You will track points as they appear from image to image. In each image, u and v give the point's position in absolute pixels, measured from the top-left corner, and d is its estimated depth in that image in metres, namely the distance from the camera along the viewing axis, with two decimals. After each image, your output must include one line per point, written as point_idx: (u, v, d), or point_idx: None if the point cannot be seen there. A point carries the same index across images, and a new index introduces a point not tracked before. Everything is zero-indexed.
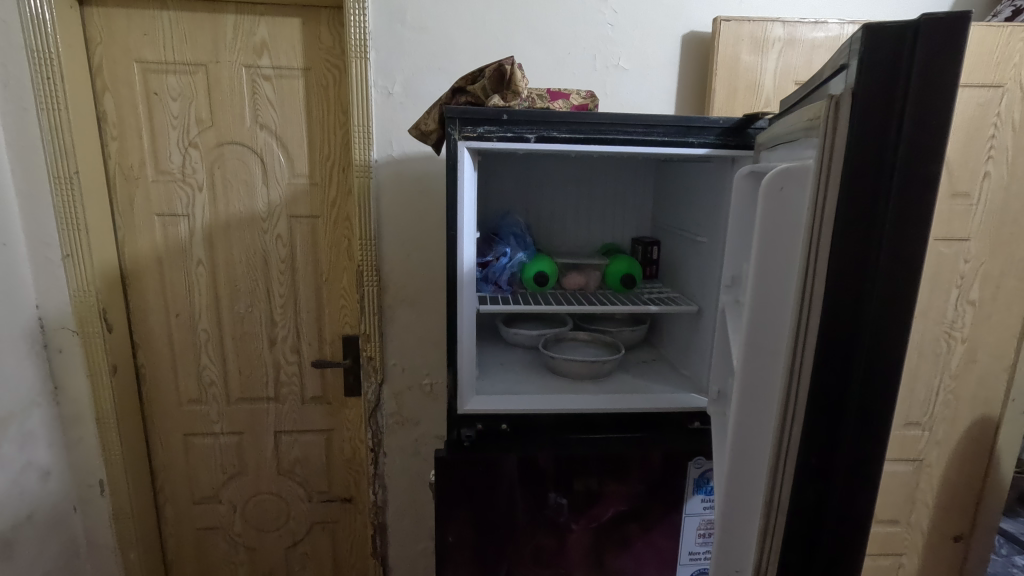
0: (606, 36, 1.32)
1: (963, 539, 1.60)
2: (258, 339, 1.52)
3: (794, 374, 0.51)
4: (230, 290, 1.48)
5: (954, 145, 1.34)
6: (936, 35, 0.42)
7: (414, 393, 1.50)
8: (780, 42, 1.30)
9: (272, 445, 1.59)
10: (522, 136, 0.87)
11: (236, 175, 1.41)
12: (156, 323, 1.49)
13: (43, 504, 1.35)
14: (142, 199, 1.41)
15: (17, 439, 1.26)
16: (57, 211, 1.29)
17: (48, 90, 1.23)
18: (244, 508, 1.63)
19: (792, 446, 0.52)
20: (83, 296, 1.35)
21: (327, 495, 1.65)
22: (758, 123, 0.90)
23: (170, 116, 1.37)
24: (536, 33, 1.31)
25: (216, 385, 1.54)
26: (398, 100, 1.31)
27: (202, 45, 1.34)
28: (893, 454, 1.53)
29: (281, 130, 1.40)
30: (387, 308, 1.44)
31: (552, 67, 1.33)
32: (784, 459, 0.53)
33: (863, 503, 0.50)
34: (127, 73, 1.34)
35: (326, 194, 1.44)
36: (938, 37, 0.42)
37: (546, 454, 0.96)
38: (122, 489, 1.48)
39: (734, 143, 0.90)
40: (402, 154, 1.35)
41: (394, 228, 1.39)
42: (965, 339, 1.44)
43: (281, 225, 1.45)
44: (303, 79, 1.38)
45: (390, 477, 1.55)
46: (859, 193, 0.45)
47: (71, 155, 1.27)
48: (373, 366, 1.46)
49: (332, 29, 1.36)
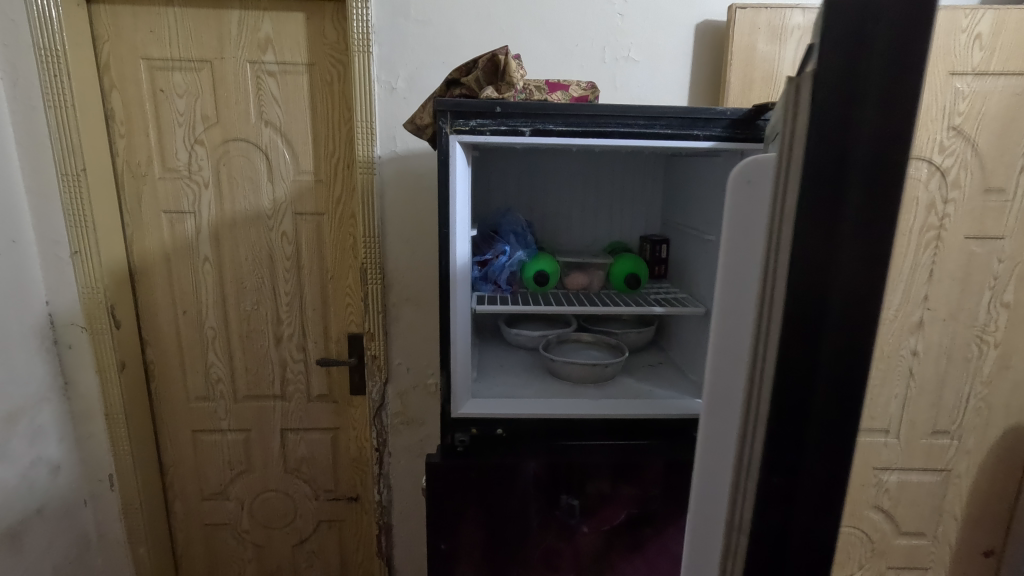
0: (615, 27, 1.27)
1: (994, 554, 1.51)
2: (264, 337, 1.52)
3: (748, 428, 0.38)
4: (236, 288, 1.48)
5: (989, 137, 1.26)
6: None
7: (418, 393, 1.48)
8: (799, 30, 1.24)
9: (278, 442, 1.59)
10: (517, 129, 0.83)
11: (241, 172, 1.41)
12: (164, 319, 1.50)
13: (54, 498, 1.36)
14: (149, 197, 1.42)
15: (27, 433, 1.28)
16: (66, 208, 1.30)
17: (55, 87, 1.24)
18: (251, 505, 1.64)
19: (744, 525, 0.39)
20: (92, 292, 1.36)
21: (333, 494, 1.64)
22: (769, 114, 0.85)
23: (177, 113, 1.37)
24: (543, 25, 1.27)
25: (223, 382, 1.54)
26: (401, 95, 1.29)
27: (206, 42, 1.33)
28: (918, 464, 1.45)
29: (286, 126, 1.39)
30: (390, 306, 1.42)
31: (559, 60, 1.29)
32: (738, 533, 0.40)
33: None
34: (133, 71, 1.34)
35: (331, 191, 1.42)
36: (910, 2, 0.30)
37: (545, 460, 0.92)
38: (131, 484, 1.49)
39: (743, 136, 0.86)
40: (405, 150, 1.32)
41: (396, 226, 1.37)
42: (998, 344, 1.36)
43: (285, 222, 1.44)
44: (307, 75, 1.36)
45: (395, 478, 1.54)
46: (820, 205, 0.33)
47: (78, 153, 1.28)
48: (377, 365, 1.44)
49: (336, 24, 1.34)
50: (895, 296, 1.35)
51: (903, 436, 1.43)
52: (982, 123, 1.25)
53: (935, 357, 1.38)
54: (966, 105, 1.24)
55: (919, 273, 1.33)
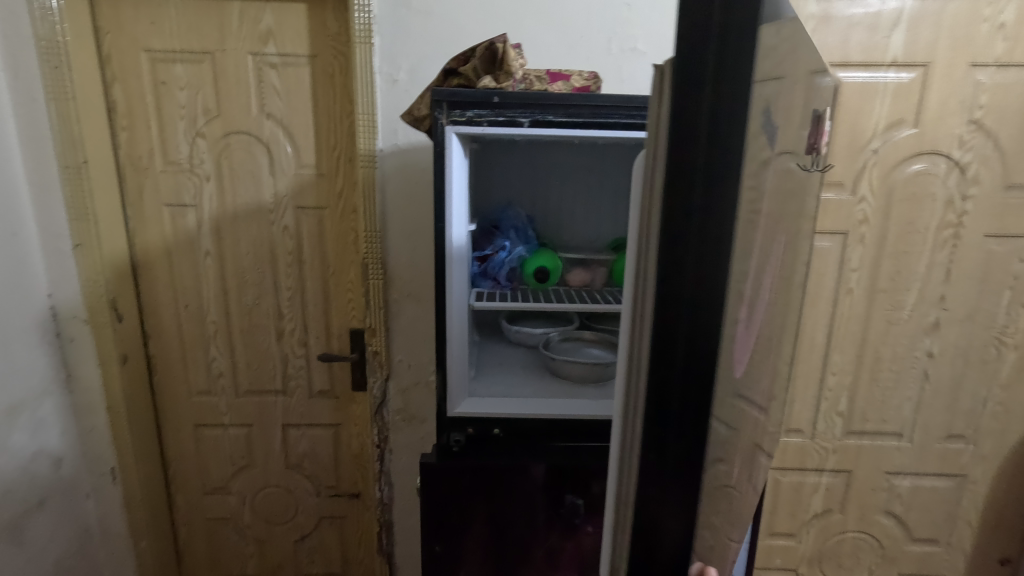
0: (622, 17, 1.24)
1: (1011, 563, 1.46)
2: (265, 331, 1.51)
3: (635, 386, 0.42)
4: (237, 282, 1.47)
5: (1010, 131, 1.21)
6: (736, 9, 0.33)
7: (420, 390, 1.46)
8: (813, 19, 1.19)
9: (280, 438, 1.58)
10: (515, 120, 0.81)
11: (242, 165, 1.40)
12: (166, 313, 1.50)
13: (56, 491, 1.36)
14: (151, 190, 1.41)
15: (28, 426, 1.28)
16: (68, 201, 1.30)
17: (56, 80, 1.23)
18: (253, 500, 1.63)
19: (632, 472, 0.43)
20: (93, 286, 1.36)
21: (335, 491, 1.63)
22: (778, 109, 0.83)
23: (178, 106, 1.36)
24: (547, 15, 1.24)
25: (224, 377, 1.54)
26: (404, 87, 1.27)
27: (207, 34, 1.32)
28: (932, 468, 1.41)
29: (287, 119, 1.37)
30: (391, 302, 1.40)
31: (564, 52, 1.26)
32: (630, 479, 0.44)
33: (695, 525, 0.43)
34: (135, 63, 1.33)
35: (332, 185, 1.41)
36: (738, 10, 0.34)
37: (542, 462, 0.90)
38: (134, 476, 1.50)
39: None
40: (407, 143, 1.30)
41: (398, 221, 1.35)
42: (1017, 346, 1.32)
43: (287, 216, 1.43)
44: (309, 67, 1.34)
45: (397, 475, 1.52)
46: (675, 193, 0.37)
47: (78, 146, 1.27)
48: (379, 361, 1.43)
49: (338, 15, 1.32)
50: (910, 295, 1.30)
51: (917, 440, 1.39)
52: (1003, 117, 1.20)
53: (951, 359, 1.34)
54: (987, 98, 1.19)
55: (935, 271, 1.29)
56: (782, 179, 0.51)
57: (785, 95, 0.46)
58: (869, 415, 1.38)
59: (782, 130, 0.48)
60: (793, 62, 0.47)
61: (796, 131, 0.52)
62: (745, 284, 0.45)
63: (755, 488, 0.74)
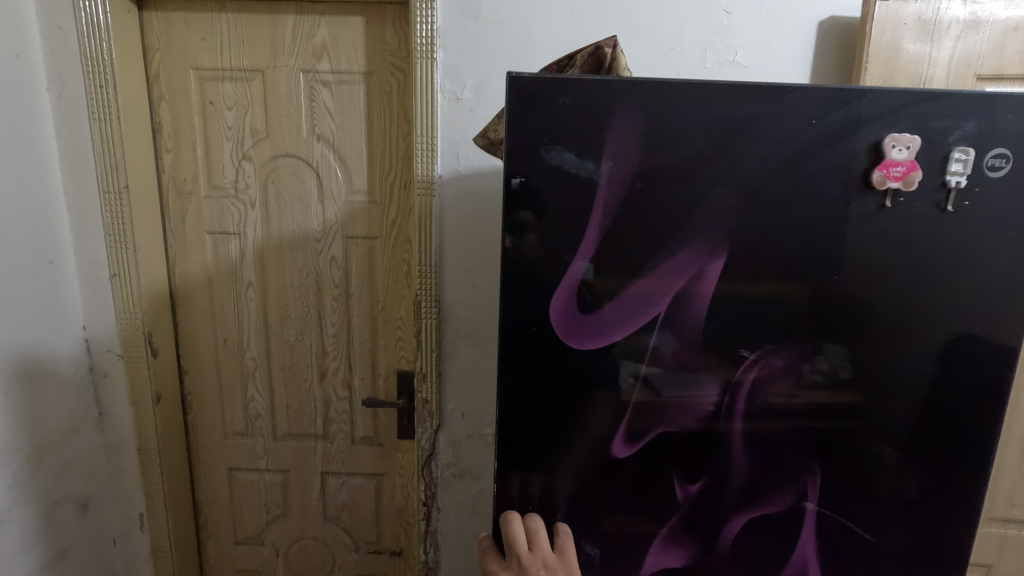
0: (720, 25, 1.07)
1: None
2: (307, 370, 1.38)
3: None
4: (280, 316, 1.35)
5: None
6: (520, 94, 0.65)
7: (473, 443, 1.29)
8: (958, 25, 0.98)
9: (318, 486, 1.45)
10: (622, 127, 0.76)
11: (290, 190, 1.29)
12: (204, 347, 1.39)
13: (81, 540, 1.26)
14: (193, 215, 1.31)
15: (55, 469, 1.18)
16: (107, 228, 1.20)
17: (101, 99, 1.14)
18: (288, 552, 1.50)
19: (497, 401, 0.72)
20: (129, 318, 1.25)
21: (375, 547, 1.48)
22: (954, 154, 0.65)
23: (225, 126, 1.27)
24: (633, 24, 1.07)
25: (262, 418, 1.42)
26: (467, 107, 1.13)
27: (261, 50, 1.23)
28: None
29: (340, 141, 1.26)
30: (446, 344, 1.24)
31: (653, 66, 1.08)
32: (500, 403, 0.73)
33: (524, 438, 0.72)
34: (183, 82, 1.25)
35: (385, 213, 1.28)
36: (520, 96, 0.65)
37: (625, 548, 0.75)
38: (163, 528, 1.36)
39: (969, 162, 0.65)
40: (469, 168, 1.16)
41: (455, 253, 1.20)
42: None
43: (335, 246, 1.31)
44: (364, 84, 1.23)
45: (444, 537, 1.34)
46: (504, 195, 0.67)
47: (121, 169, 1.18)
48: (428, 412, 1.27)
49: (398, 28, 1.20)
50: None
51: None
52: None
53: None
54: None
55: None
56: (651, 200, 0.67)
57: (628, 136, 0.66)
58: (1017, 500, 1.14)
59: (636, 164, 0.66)
60: (643, 111, 0.65)
61: (675, 166, 0.66)
62: (571, 272, 0.68)
63: (763, 541, 0.75)
